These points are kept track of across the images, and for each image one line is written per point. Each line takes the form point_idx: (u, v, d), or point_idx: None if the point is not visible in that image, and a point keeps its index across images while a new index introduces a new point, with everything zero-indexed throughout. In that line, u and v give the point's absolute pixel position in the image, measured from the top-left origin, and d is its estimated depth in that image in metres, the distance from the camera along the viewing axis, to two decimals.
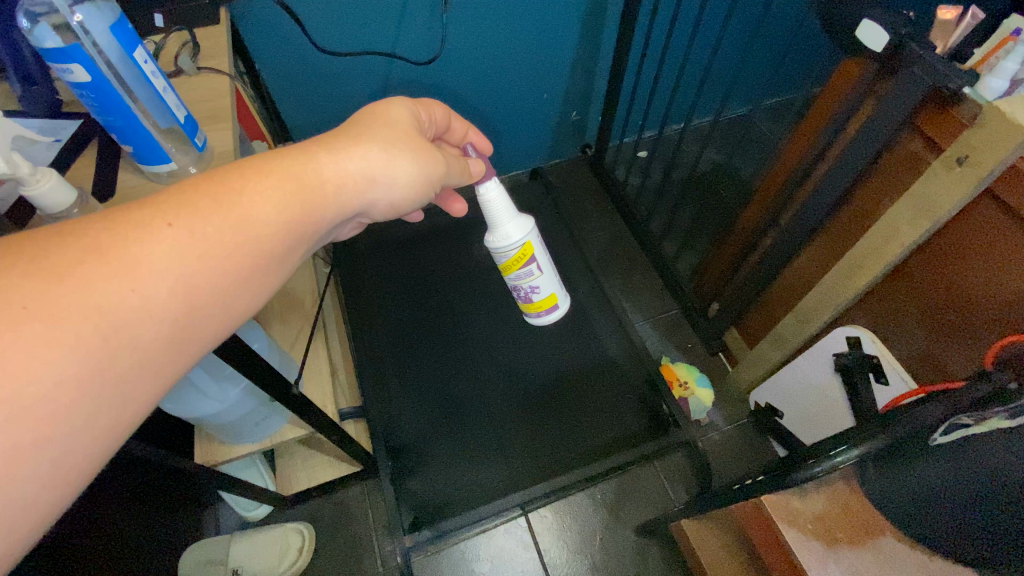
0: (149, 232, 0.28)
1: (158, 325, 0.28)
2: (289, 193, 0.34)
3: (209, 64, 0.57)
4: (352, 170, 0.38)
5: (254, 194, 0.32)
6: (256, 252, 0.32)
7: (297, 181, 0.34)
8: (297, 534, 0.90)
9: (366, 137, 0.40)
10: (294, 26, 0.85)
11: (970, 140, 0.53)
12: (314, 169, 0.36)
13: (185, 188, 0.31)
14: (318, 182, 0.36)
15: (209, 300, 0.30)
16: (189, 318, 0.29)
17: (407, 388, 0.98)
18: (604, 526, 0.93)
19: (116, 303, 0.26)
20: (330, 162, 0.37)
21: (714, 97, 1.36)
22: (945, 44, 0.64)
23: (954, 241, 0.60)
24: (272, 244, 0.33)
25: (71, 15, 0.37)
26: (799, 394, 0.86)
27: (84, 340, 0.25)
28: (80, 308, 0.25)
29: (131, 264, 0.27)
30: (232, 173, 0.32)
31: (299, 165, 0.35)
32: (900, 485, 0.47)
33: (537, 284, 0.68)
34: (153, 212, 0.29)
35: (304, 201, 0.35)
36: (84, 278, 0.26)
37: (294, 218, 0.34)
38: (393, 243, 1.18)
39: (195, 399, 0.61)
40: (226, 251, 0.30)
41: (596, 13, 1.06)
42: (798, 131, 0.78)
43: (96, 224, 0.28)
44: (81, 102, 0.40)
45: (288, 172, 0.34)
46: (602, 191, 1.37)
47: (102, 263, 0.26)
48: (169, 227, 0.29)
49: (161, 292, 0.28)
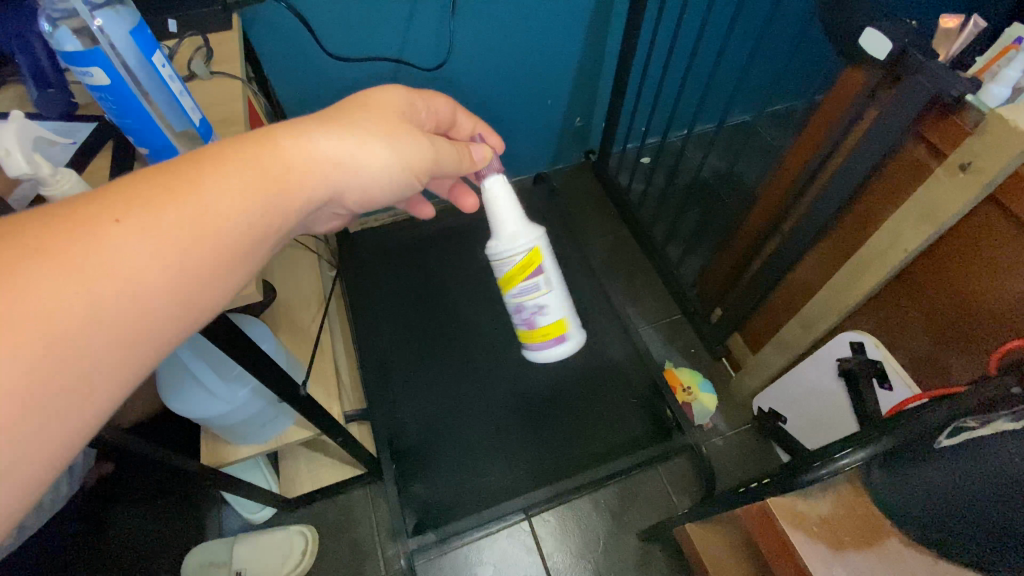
0: (101, 233, 0.26)
1: (149, 320, 0.27)
2: (252, 173, 0.32)
3: (221, 69, 0.58)
4: (323, 153, 0.35)
5: (211, 183, 0.30)
6: (219, 247, 0.30)
7: (256, 160, 0.32)
8: (301, 536, 0.89)
9: (341, 119, 0.38)
10: (304, 32, 0.87)
11: (972, 146, 0.54)
12: (278, 154, 0.33)
13: (124, 183, 0.28)
14: (285, 174, 0.33)
15: (198, 290, 0.29)
16: (146, 320, 0.27)
17: (411, 391, 0.99)
18: (608, 531, 0.93)
19: (65, 306, 0.25)
20: (289, 139, 0.34)
21: (717, 104, 1.37)
22: (946, 53, 0.65)
23: (958, 246, 0.60)
24: (236, 238, 0.31)
25: (92, 20, 0.38)
26: (804, 399, 0.86)
27: (31, 346, 0.24)
28: (52, 312, 0.24)
29: (74, 266, 0.25)
30: (178, 163, 0.30)
31: (261, 149, 0.33)
32: (906, 489, 0.47)
33: (543, 304, 0.64)
34: (98, 208, 0.27)
35: (270, 192, 0.32)
36: (46, 286, 0.24)
37: (267, 196, 0.32)
38: (398, 248, 1.19)
39: (203, 399, 0.62)
40: (182, 247, 0.28)
41: (600, 20, 1.07)
42: (801, 138, 0.79)
43: (38, 222, 0.26)
44: (100, 104, 0.41)
45: (249, 157, 0.32)
46: (605, 197, 1.38)
47: (60, 270, 0.25)
48: (117, 224, 0.27)
49: (111, 293, 0.26)
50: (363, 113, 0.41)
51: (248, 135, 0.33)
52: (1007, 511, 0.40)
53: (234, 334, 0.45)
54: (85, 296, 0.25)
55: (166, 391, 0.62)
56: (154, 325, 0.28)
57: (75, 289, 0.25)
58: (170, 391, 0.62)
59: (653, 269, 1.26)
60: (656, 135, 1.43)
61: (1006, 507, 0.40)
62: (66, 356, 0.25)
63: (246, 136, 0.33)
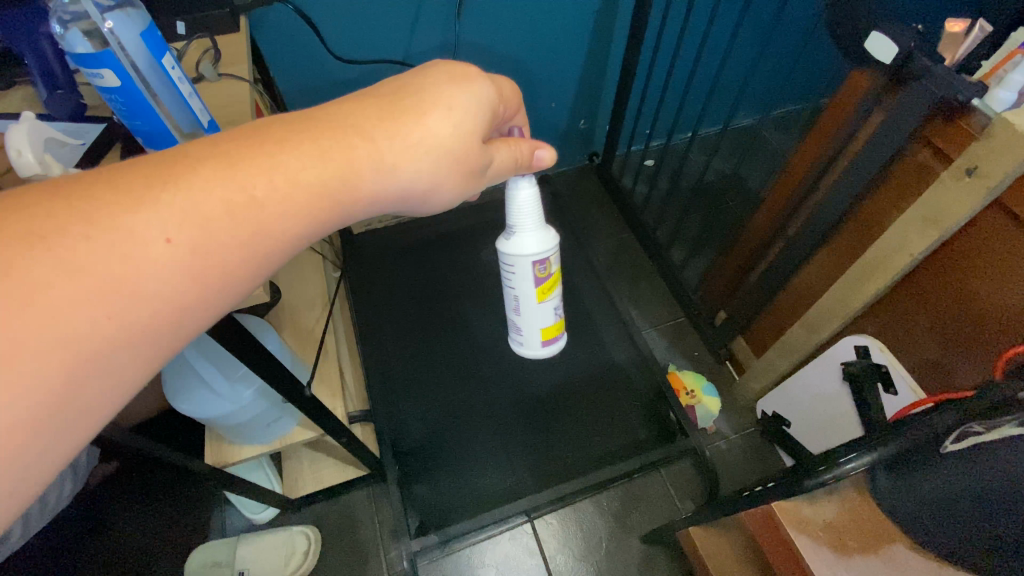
0: (148, 252, 0.26)
1: (186, 327, 0.28)
2: (306, 187, 0.31)
3: (229, 71, 0.58)
4: (388, 176, 0.34)
5: (273, 209, 0.30)
6: (257, 265, 0.30)
7: (314, 172, 0.31)
8: (303, 537, 0.89)
9: (417, 117, 0.35)
10: (311, 34, 0.87)
11: (978, 150, 0.53)
12: (350, 175, 0.33)
13: (178, 186, 0.27)
14: (342, 198, 0.33)
15: (230, 298, 0.30)
16: (173, 333, 0.28)
17: (415, 392, 0.99)
18: (610, 534, 0.93)
19: (97, 324, 0.25)
20: (357, 151, 0.33)
21: (722, 107, 1.37)
22: (953, 56, 0.65)
23: (965, 249, 0.60)
24: (274, 258, 0.31)
25: (102, 22, 0.38)
26: (808, 403, 0.86)
27: (63, 356, 0.24)
28: (95, 330, 0.25)
29: (123, 284, 0.25)
30: (232, 163, 0.29)
31: (333, 170, 0.32)
32: (914, 493, 0.46)
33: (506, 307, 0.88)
34: (151, 219, 0.26)
35: (322, 217, 0.32)
36: (86, 302, 0.24)
37: (312, 211, 0.31)
38: (402, 249, 1.19)
39: (210, 402, 0.62)
40: (222, 269, 0.28)
41: (605, 22, 1.07)
42: (805, 142, 0.79)
43: (76, 222, 0.25)
44: (110, 106, 0.41)
45: (318, 181, 0.31)
46: (609, 199, 1.38)
47: (104, 287, 0.25)
48: (168, 242, 0.26)
49: (147, 313, 0.26)
50: (424, 104, 0.36)
51: (311, 139, 0.32)
52: (1011, 517, 0.40)
53: (241, 335, 0.45)
54: (127, 314, 0.25)
55: (174, 393, 0.63)
56: (190, 330, 0.29)
57: (119, 307, 0.25)
58: (178, 393, 0.63)
59: (656, 271, 1.26)
60: (661, 138, 1.43)
61: (1013, 513, 0.40)
62: (94, 368, 0.25)
63: (308, 139, 0.31)
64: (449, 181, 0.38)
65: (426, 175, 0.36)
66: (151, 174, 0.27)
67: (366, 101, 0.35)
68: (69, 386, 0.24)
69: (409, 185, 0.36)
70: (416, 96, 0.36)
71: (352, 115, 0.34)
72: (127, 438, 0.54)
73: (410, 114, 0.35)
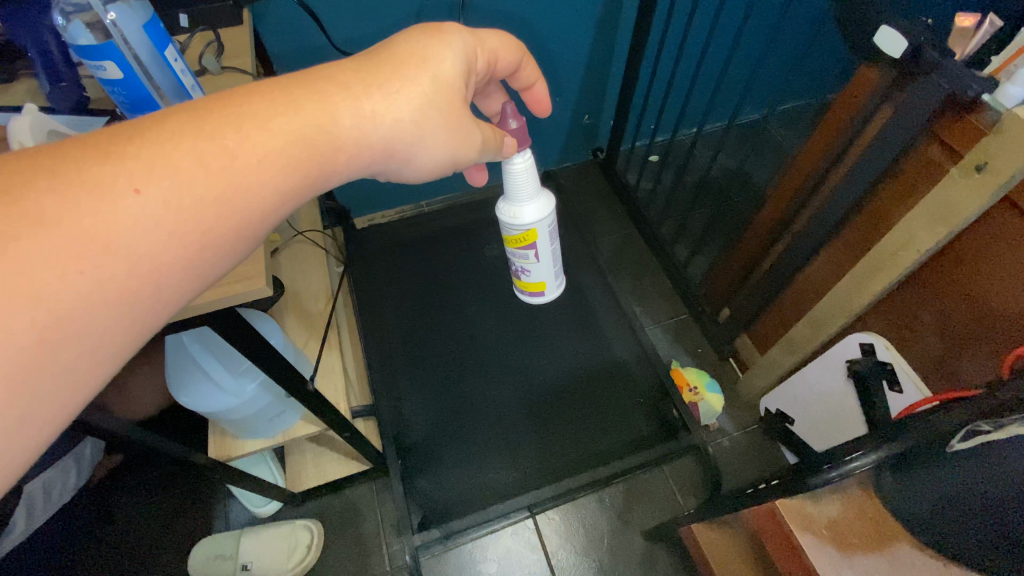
0: (116, 204, 0.26)
1: (168, 285, 0.28)
2: (279, 139, 0.30)
3: (232, 64, 0.58)
4: (372, 136, 0.34)
5: (247, 158, 0.29)
6: (239, 222, 0.30)
7: (288, 120, 0.31)
8: (306, 530, 0.89)
9: (385, 74, 0.35)
10: (314, 27, 0.87)
11: (987, 146, 0.53)
12: (327, 125, 0.32)
13: (145, 140, 0.27)
14: (325, 151, 0.32)
15: (213, 257, 0.29)
16: (151, 292, 0.27)
17: (417, 387, 0.99)
18: (612, 530, 0.93)
19: (66, 277, 0.24)
20: (332, 99, 0.32)
21: (728, 102, 1.36)
22: (963, 51, 0.64)
23: (974, 247, 0.59)
24: (256, 214, 0.30)
25: (105, 13, 0.37)
26: (812, 402, 0.86)
27: (30, 311, 0.24)
28: (68, 285, 0.25)
29: (91, 236, 0.25)
30: (202, 118, 0.29)
31: (309, 118, 0.31)
32: (919, 492, 0.46)
33: (530, 268, 0.76)
34: (117, 172, 0.26)
35: (307, 170, 0.32)
36: (54, 255, 0.24)
37: (296, 164, 0.31)
38: (405, 244, 1.20)
39: (211, 393, 0.61)
40: (199, 223, 0.28)
41: (610, 17, 1.07)
42: (813, 138, 0.78)
43: (41, 180, 0.25)
44: (112, 99, 0.41)
45: (293, 131, 0.31)
46: (613, 195, 1.37)
47: (70, 238, 0.25)
48: (136, 194, 0.26)
49: (120, 268, 0.26)
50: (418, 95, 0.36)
51: (280, 90, 0.31)
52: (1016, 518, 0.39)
53: (242, 329, 0.45)
54: (100, 268, 0.25)
55: (174, 383, 0.62)
56: (174, 288, 0.28)
57: (89, 262, 0.25)
58: (179, 386, 0.62)
59: (660, 268, 1.25)
60: (666, 133, 1.42)
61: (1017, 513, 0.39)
62: (65, 324, 0.25)
63: (277, 90, 0.31)
64: (439, 135, 0.37)
65: (408, 119, 0.35)
66: (117, 134, 0.27)
67: (342, 59, 0.35)
68: (48, 350, 0.25)
69: (393, 139, 0.35)
70: (394, 56, 0.36)
71: (326, 70, 0.34)
72: (127, 430, 0.54)
73: (404, 91, 0.35)
